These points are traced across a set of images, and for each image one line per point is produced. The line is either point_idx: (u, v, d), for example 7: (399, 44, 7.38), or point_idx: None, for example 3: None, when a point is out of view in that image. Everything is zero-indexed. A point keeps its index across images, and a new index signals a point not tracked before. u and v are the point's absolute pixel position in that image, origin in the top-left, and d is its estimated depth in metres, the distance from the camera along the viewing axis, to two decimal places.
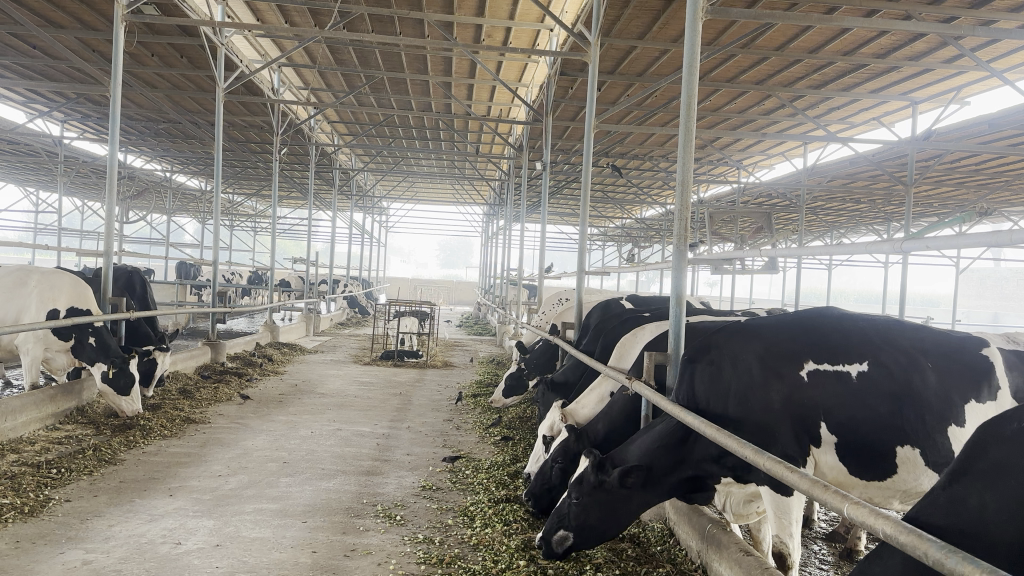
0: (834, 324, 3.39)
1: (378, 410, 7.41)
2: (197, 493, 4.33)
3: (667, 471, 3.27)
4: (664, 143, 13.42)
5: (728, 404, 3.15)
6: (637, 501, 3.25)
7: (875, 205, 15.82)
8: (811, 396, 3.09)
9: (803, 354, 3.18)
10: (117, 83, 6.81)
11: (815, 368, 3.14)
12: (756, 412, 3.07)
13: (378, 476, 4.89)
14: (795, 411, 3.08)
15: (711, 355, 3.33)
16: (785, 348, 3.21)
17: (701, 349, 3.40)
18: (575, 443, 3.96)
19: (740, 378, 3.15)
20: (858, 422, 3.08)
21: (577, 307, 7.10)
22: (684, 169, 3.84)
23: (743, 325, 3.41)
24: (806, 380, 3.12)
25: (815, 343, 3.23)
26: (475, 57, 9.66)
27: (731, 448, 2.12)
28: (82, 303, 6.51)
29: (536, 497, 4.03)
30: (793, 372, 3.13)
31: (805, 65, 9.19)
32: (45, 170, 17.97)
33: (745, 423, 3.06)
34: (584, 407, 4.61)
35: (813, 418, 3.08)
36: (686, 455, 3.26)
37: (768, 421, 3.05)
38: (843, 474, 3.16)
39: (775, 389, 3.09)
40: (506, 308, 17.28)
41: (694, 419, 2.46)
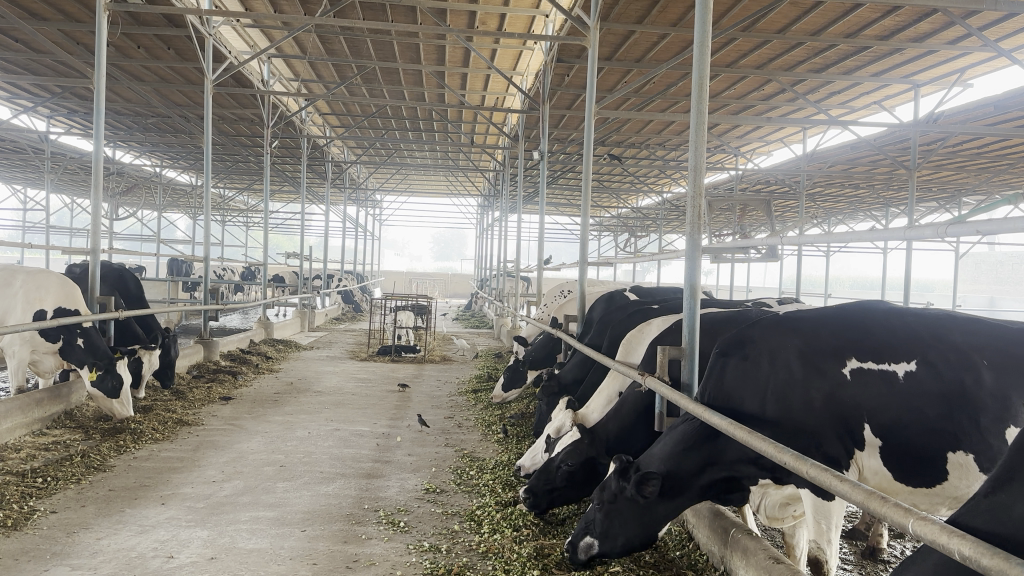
0: (878, 320, 3.25)
1: (377, 408, 7.22)
2: (190, 501, 4.14)
3: (698, 473, 3.08)
4: (661, 130, 13.24)
5: (765, 403, 3.01)
6: (663, 509, 3.08)
7: (875, 190, 15.66)
8: (855, 396, 2.98)
9: (846, 351, 3.06)
10: (101, 75, 6.55)
11: (859, 365, 3.03)
12: (796, 412, 2.95)
13: (379, 479, 4.71)
14: (839, 411, 2.96)
15: (745, 350, 3.17)
16: (826, 343, 3.09)
17: (733, 344, 3.25)
18: (590, 447, 3.93)
19: (778, 374, 3.03)
20: (905, 424, 2.97)
21: (579, 299, 6.91)
22: (696, 154, 3.64)
23: (780, 318, 3.29)
24: (850, 378, 3.01)
25: (858, 340, 3.11)
26: (469, 44, 9.45)
27: (764, 451, 1.98)
28: (70, 303, 6.29)
29: (534, 495, 3.88)
30: (836, 369, 3.02)
31: (806, 49, 9.01)
32: (32, 167, 17.67)
33: (785, 424, 2.93)
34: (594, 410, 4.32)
35: (857, 420, 2.98)
36: (718, 456, 3.06)
37: (810, 422, 2.93)
38: (886, 479, 3.05)
39: (817, 387, 2.98)
40: (503, 300, 17.09)
41: (723, 421, 2.28)
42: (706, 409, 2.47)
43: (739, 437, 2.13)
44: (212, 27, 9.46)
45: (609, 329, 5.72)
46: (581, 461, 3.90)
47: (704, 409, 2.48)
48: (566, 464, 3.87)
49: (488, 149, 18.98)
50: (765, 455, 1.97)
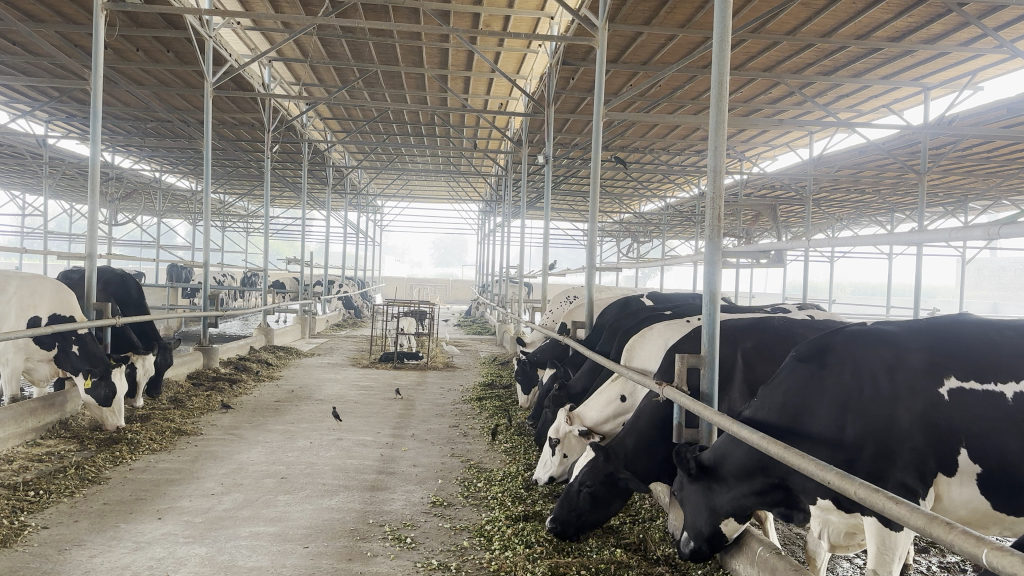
0: (976, 335, 2.96)
1: (380, 416, 7.06)
2: (188, 515, 3.98)
3: (747, 468, 3.07)
4: (665, 135, 13.11)
5: (845, 426, 2.84)
6: (726, 498, 3.16)
7: (881, 195, 15.53)
8: (950, 417, 2.72)
9: (942, 369, 2.80)
10: (98, 77, 6.41)
11: (958, 385, 2.76)
12: (879, 431, 2.75)
13: (383, 492, 4.54)
14: (931, 433, 2.72)
15: (823, 359, 3.06)
16: (921, 361, 2.84)
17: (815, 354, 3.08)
18: (605, 463, 3.76)
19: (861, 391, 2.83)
20: (1008, 450, 2.68)
21: (588, 305, 6.73)
22: (716, 160, 3.50)
23: (871, 329, 3.07)
24: (947, 399, 2.75)
25: (954, 355, 2.84)
26: (473, 46, 9.34)
27: (806, 470, 1.88)
28: (65, 309, 6.13)
29: (562, 524, 3.70)
30: (932, 388, 2.76)
31: (815, 51, 8.88)
32: (31, 172, 17.58)
33: (864, 446, 2.76)
34: (592, 411, 4.43)
35: (952, 445, 2.71)
36: (769, 462, 3.00)
37: (891, 444, 2.73)
38: (983, 507, 2.77)
39: (906, 407, 2.75)
40: (506, 305, 16.94)
41: (753, 435, 2.21)
42: (736, 420, 2.40)
43: (776, 454, 2.05)
44: (212, 28, 9.35)
45: (618, 336, 5.56)
46: (601, 479, 3.75)
47: (734, 420, 2.41)
48: (585, 485, 3.74)
49: (491, 154, 18.87)
50: (805, 472, 1.89)
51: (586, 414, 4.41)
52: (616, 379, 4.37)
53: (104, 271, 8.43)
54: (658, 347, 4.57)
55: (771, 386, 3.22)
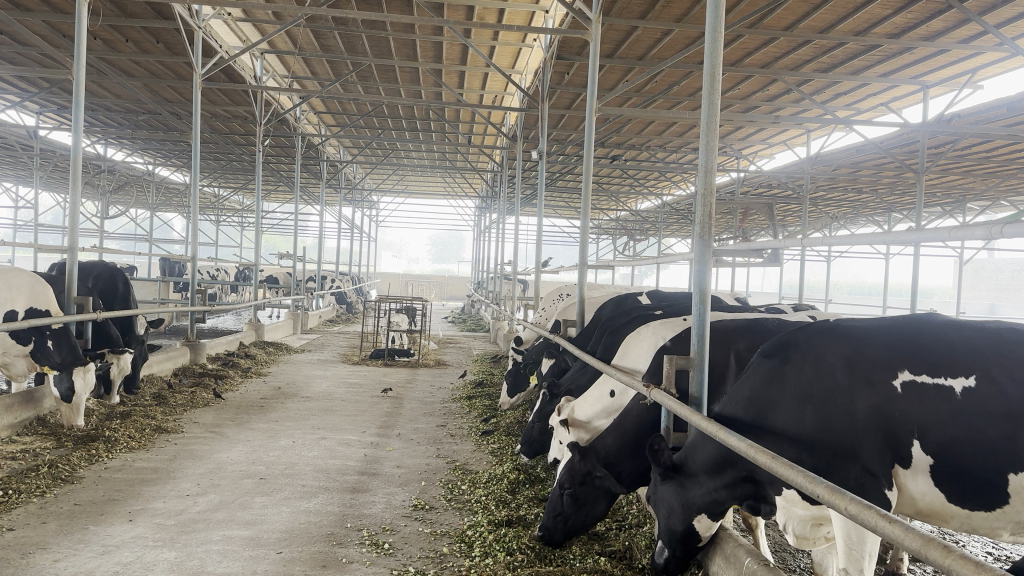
0: (937, 333, 2.92)
1: (367, 415, 6.95)
2: (160, 518, 3.85)
3: (716, 464, 3.00)
4: (663, 132, 12.99)
5: (804, 416, 2.80)
6: (699, 493, 3.07)
7: (879, 195, 15.44)
8: (904, 411, 2.71)
9: (898, 362, 2.80)
10: (80, 65, 6.26)
11: (912, 378, 2.75)
12: (837, 424, 2.73)
13: (364, 494, 4.42)
14: (884, 425, 2.72)
15: (787, 354, 3.02)
16: (878, 355, 2.84)
17: (781, 347, 3.07)
18: (581, 463, 3.67)
19: (820, 382, 2.82)
20: (963, 444, 2.64)
21: (578, 304, 6.61)
22: (706, 159, 3.38)
23: (835, 325, 3.05)
24: (900, 393, 2.74)
25: (912, 351, 2.82)
26: (467, 40, 9.21)
27: (794, 482, 1.76)
28: (43, 303, 6.00)
29: (549, 531, 3.63)
30: (885, 381, 2.76)
31: (814, 47, 8.77)
32: (22, 164, 17.42)
33: (821, 439, 2.74)
34: (586, 407, 4.25)
35: (906, 437, 2.70)
36: (736, 457, 2.93)
37: (850, 437, 2.71)
38: (939, 501, 2.74)
39: (862, 397, 2.75)
40: (501, 303, 16.80)
41: (738, 442, 2.11)
42: (719, 425, 2.32)
43: (762, 462, 1.94)
44: (202, 20, 9.20)
45: (606, 335, 5.45)
46: (580, 481, 3.67)
47: (716, 424, 2.33)
48: (565, 486, 3.68)
49: (487, 149, 18.74)
50: (791, 484, 1.78)
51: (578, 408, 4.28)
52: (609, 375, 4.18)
53: (94, 264, 8.26)
54: (649, 346, 4.44)
55: (740, 381, 3.18)
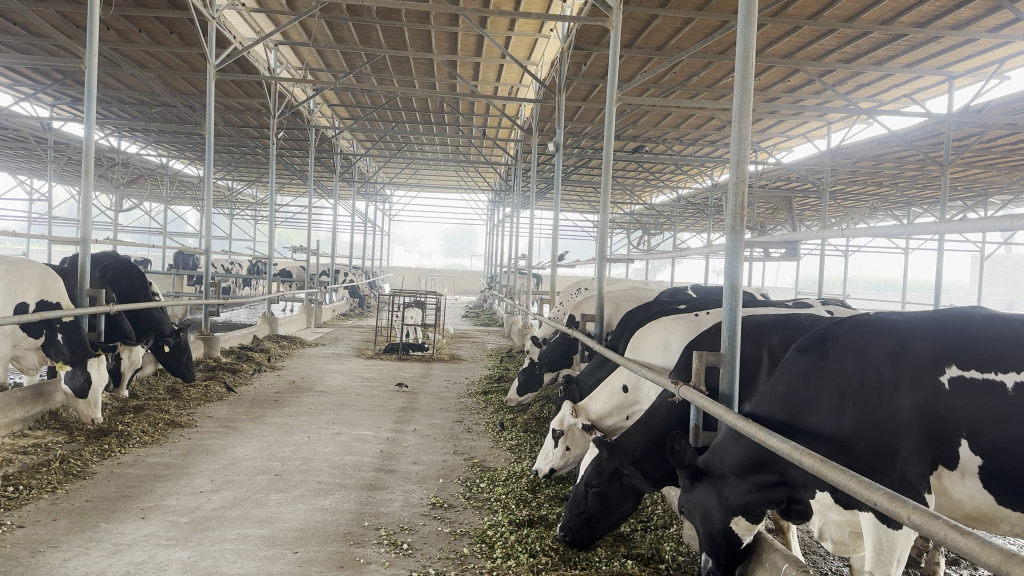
0: (984, 327, 2.78)
1: (382, 410, 6.85)
2: (173, 515, 3.76)
3: (747, 466, 2.87)
4: (680, 124, 12.83)
5: (842, 415, 2.67)
6: (732, 494, 2.94)
7: (900, 188, 15.20)
8: (952, 409, 2.57)
9: (944, 358, 2.66)
10: (92, 54, 6.17)
11: (960, 373, 2.61)
12: (877, 423, 2.58)
13: (381, 491, 4.31)
14: (929, 424, 2.58)
15: (824, 348, 2.87)
16: (923, 350, 2.69)
17: (817, 341, 2.93)
18: (609, 460, 3.53)
19: (862, 379, 2.68)
20: (1015, 444, 2.52)
21: (597, 298, 6.48)
22: (739, 149, 3.24)
23: (874, 317, 2.91)
24: (948, 389, 2.60)
25: (957, 345, 2.68)
26: (483, 30, 9.08)
27: (850, 489, 1.65)
28: (54, 296, 5.91)
29: (573, 531, 3.51)
30: (932, 377, 2.62)
31: (837, 36, 8.58)
32: (37, 156, 17.44)
33: (861, 439, 2.59)
34: (597, 401, 4.39)
35: (953, 436, 2.57)
36: (769, 458, 2.83)
37: (893, 437, 2.57)
38: (987, 503, 2.63)
39: (906, 395, 2.60)
40: (515, 297, 16.67)
41: (783, 445, 2.00)
42: (760, 426, 2.20)
43: (810, 467, 1.84)
44: (216, 11, 9.11)
45: (628, 331, 5.35)
46: (608, 479, 3.54)
47: (756, 425, 2.22)
48: (592, 486, 3.54)
49: (501, 142, 18.61)
50: (847, 490, 1.67)
51: (591, 407, 4.39)
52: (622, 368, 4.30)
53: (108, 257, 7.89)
54: (660, 341, 4.52)
55: (773, 378, 3.04)
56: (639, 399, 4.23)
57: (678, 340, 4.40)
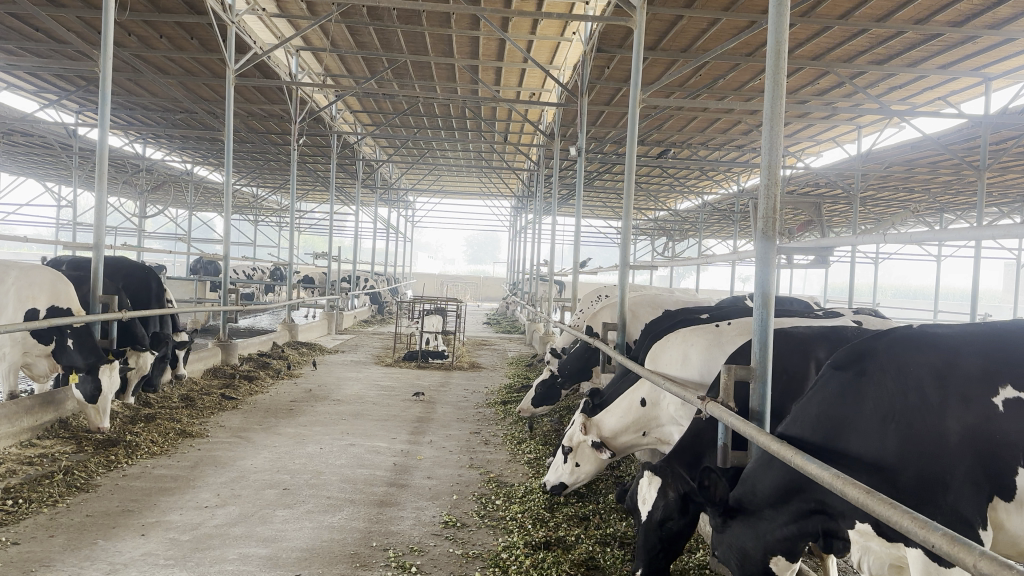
0: None
1: (398, 420, 6.68)
2: (174, 532, 3.61)
3: (782, 492, 2.69)
4: (705, 128, 12.60)
5: (885, 438, 2.46)
6: (768, 529, 2.76)
7: (932, 193, 14.83)
8: (1006, 433, 2.33)
9: (995, 377, 2.42)
10: (105, 59, 6.07)
11: (1016, 396, 2.38)
12: (923, 449, 2.36)
13: (392, 508, 4.13)
14: (981, 450, 2.34)
15: (862, 365, 2.68)
16: (974, 367, 2.47)
17: (855, 358, 2.73)
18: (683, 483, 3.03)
19: (903, 399, 2.47)
20: None
21: (619, 306, 6.25)
22: (770, 149, 3.04)
23: (916, 332, 2.69)
24: (1001, 412, 2.36)
25: (1011, 364, 2.45)
26: (504, 33, 8.93)
27: (896, 523, 1.44)
28: (65, 302, 5.80)
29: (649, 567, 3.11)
30: (983, 399, 2.38)
31: (869, 37, 8.31)
32: (63, 163, 17.58)
33: (906, 466, 2.38)
34: (611, 416, 4.25)
35: (1008, 464, 2.32)
36: (805, 483, 2.61)
37: (940, 464, 2.33)
38: None
39: (954, 416, 2.37)
40: (537, 305, 16.48)
41: (823, 473, 1.77)
42: (797, 450, 1.97)
43: (851, 496, 1.63)
44: (235, 15, 9.04)
45: (650, 341, 5.15)
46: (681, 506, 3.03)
47: (791, 447, 2.00)
48: (670, 520, 3.03)
49: (524, 147, 18.46)
50: (892, 523, 1.46)
51: (603, 423, 4.25)
52: (641, 382, 4.21)
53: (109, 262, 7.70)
54: (679, 353, 4.32)
55: (808, 397, 2.84)
56: (658, 415, 4.13)
57: (698, 352, 4.20)
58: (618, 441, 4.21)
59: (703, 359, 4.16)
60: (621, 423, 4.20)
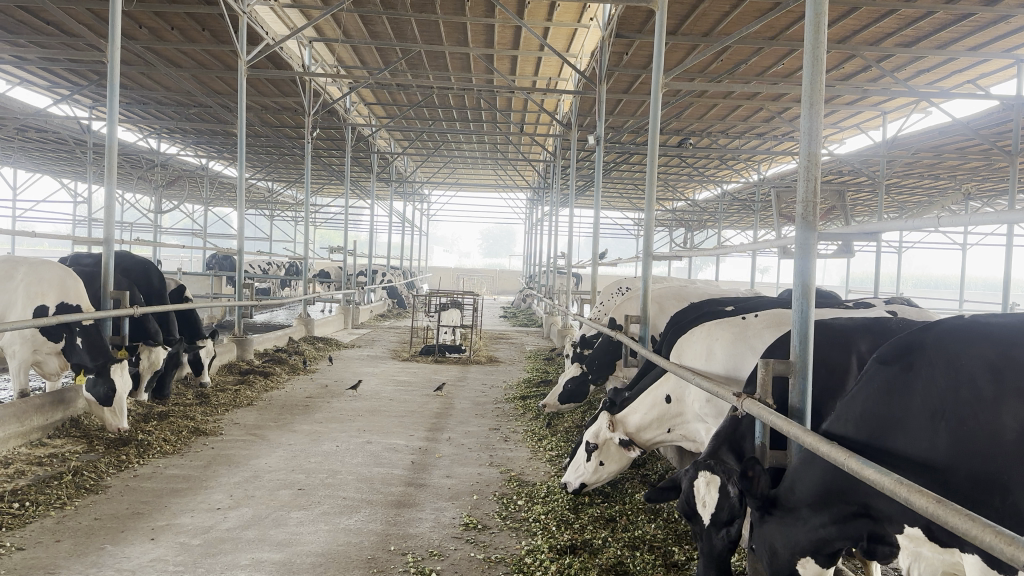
0: None
1: (415, 416, 6.53)
2: (184, 536, 3.46)
3: (822, 497, 2.48)
4: (726, 116, 12.35)
5: (936, 436, 2.27)
6: (805, 535, 2.54)
7: (959, 179, 14.51)
8: None
9: None
10: (114, 49, 5.93)
11: None
12: (976, 448, 2.18)
13: (410, 509, 3.98)
14: None
15: (908, 358, 2.46)
16: None
17: (900, 351, 2.51)
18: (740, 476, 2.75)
19: (957, 396, 2.26)
20: None
21: (641, 299, 6.06)
22: (810, 131, 2.83)
23: (967, 318, 2.45)
24: None
25: None
26: (522, 21, 8.75)
27: (974, 535, 1.25)
28: (75, 299, 5.68)
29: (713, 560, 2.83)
30: None
31: (897, 18, 8.05)
32: (78, 159, 17.56)
33: (959, 466, 2.21)
34: (636, 412, 4.11)
35: None
36: (850, 487, 2.41)
37: (998, 465, 2.14)
38: None
39: (1012, 412, 2.15)
40: (554, 298, 16.30)
41: (881, 478, 1.59)
42: (849, 452, 1.78)
43: (918, 505, 1.44)
44: (247, 6, 8.90)
45: (674, 334, 4.97)
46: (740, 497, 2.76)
47: (842, 449, 1.82)
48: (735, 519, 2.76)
49: (540, 138, 18.24)
50: (971, 535, 1.26)
51: (629, 419, 4.12)
52: (665, 378, 4.06)
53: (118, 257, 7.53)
54: (703, 348, 4.13)
55: (851, 394, 2.62)
56: (683, 411, 3.98)
57: (723, 347, 4.00)
58: (646, 438, 4.09)
59: (728, 354, 3.96)
60: (645, 419, 4.06)
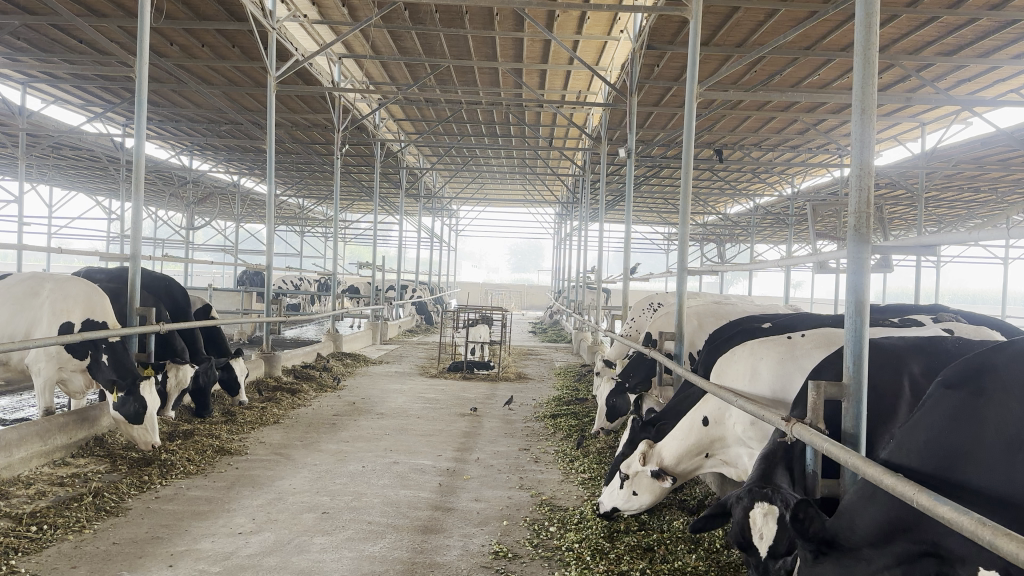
0: None
1: (444, 435, 6.39)
2: (204, 563, 3.34)
3: (884, 531, 2.28)
4: (759, 128, 12.12)
5: (1013, 470, 2.05)
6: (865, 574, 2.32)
7: (1000, 192, 14.11)
8: None
9: None
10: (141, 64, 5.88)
11: None
12: None
13: (437, 535, 3.81)
14: None
15: (978, 383, 2.26)
16: None
17: (969, 375, 2.31)
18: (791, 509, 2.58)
19: None
20: None
21: (676, 315, 5.85)
22: (862, 137, 2.64)
23: None
24: None
25: None
26: (551, 34, 8.63)
27: None
28: (100, 315, 5.62)
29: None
30: None
31: (940, 25, 7.79)
32: (112, 176, 17.77)
33: None
34: (673, 441, 3.89)
35: None
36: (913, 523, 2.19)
37: None
38: None
39: None
40: (584, 313, 16.10)
41: (959, 517, 1.40)
42: (919, 486, 1.59)
43: (1006, 551, 1.24)
44: (277, 22, 8.87)
45: (712, 352, 4.76)
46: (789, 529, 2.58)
47: (909, 483, 1.63)
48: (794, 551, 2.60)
49: (569, 152, 18.11)
50: None
51: (664, 450, 3.91)
52: (704, 400, 3.85)
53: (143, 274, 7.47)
54: (746, 367, 3.92)
55: (913, 419, 2.42)
56: (723, 435, 3.77)
57: (768, 366, 3.80)
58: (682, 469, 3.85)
59: (774, 374, 3.75)
60: (682, 448, 3.84)
